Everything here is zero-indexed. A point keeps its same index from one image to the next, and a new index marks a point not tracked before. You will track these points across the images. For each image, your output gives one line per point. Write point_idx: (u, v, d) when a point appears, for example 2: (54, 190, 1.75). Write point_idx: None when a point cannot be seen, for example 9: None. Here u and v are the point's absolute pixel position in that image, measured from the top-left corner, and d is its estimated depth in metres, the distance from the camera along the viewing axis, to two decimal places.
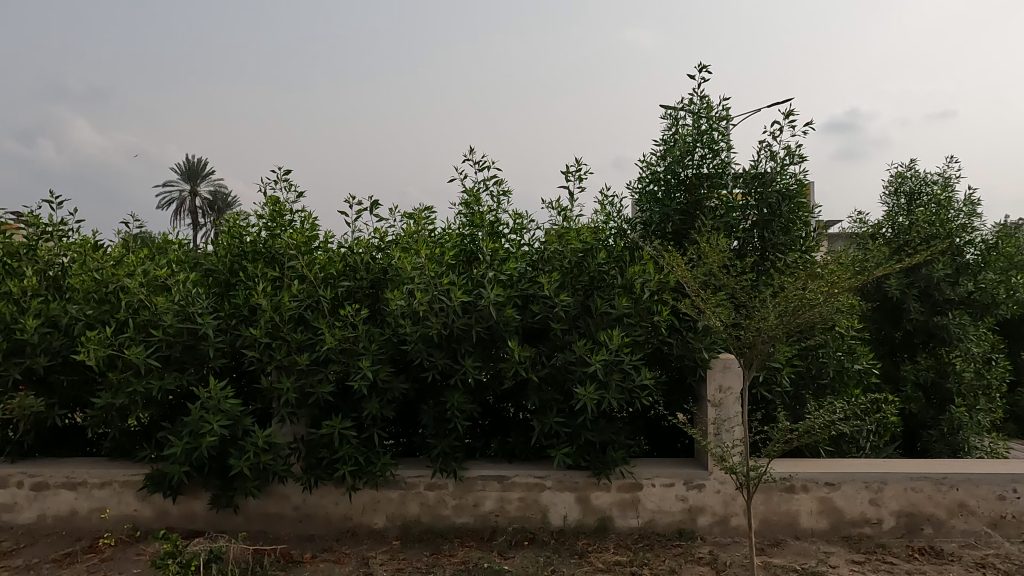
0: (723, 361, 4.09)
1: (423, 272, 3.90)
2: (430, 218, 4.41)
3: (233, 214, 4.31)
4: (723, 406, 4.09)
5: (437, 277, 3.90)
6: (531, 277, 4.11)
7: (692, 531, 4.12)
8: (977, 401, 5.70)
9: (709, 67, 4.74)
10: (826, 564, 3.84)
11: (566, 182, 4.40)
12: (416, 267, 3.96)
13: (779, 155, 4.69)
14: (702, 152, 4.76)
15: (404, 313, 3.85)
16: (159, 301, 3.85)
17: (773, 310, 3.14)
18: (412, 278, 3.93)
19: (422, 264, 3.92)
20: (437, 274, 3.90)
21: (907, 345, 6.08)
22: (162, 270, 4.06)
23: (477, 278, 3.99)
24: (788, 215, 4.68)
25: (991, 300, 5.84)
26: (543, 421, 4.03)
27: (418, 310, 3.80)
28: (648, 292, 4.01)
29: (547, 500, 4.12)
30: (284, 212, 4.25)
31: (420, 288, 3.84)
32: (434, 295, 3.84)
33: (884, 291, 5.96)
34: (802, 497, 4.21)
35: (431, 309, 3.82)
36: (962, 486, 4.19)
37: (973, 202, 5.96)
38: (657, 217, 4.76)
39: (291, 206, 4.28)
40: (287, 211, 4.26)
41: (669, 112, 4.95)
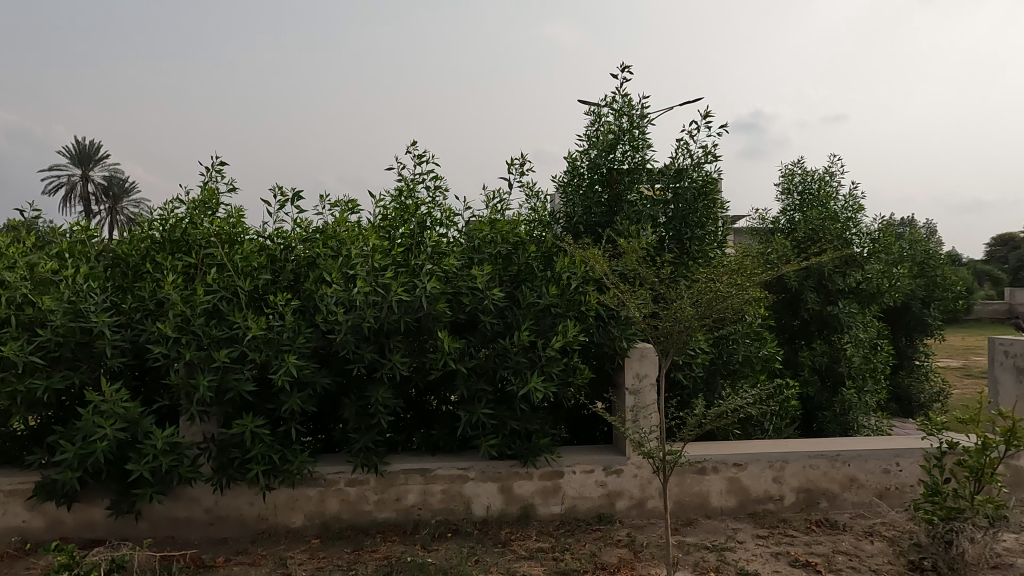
0: (640, 350, 4.26)
1: (363, 261, 3.90)
2: (357, 210, 4.34)
3: (162, 202, 4.05)
4: (640, 394, 4.26)
5: (349, 269, 3.90)
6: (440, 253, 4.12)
7: (611, 515, 4.27)
8: (866, 383, 6.17)
9: (630, 67, 4.97)
10: (734, 540, 4.10)
11: (508, 174, 4.55)
12: (357, 257, 3.93)
13: (697, 154, 4.90)
14: (623, 147, 4.90)
15: (338, 300, 3.79)
16: (45, 301, 3.59)
17: (688, 301, 3.31)
18: (347, 265, 3.92)
19: (366, 252, 3.91)
20: (377, 266, 3.90)
21: (805, 332, 6.49)
22: (49, 266, 3.78)
23: (420, 268, 3.98)
24: (704, 212, 4.88)
25: (877, 288, 6.31)
26: (471, 413, 4.01)
27: (353, 299, 3.75)
28: (573, 282, 4.09)
29: (469, 491, 4.14)
30: (214, 202, 4.08)
31: (362, 277, 3.82)
32: (372, 286, 3.82)
33: (784, 283, 6.37)
34: (712, 478, 4.43)
35: (368, 301, 3.78)
36: (853, 461, 4.53)
37: (855, 195, 6.43)
38: (579, 211, 4.89)
39: (222, 197, 4.12)
40: (217, 202, 4.08)
41: (592, 111, 5.11)
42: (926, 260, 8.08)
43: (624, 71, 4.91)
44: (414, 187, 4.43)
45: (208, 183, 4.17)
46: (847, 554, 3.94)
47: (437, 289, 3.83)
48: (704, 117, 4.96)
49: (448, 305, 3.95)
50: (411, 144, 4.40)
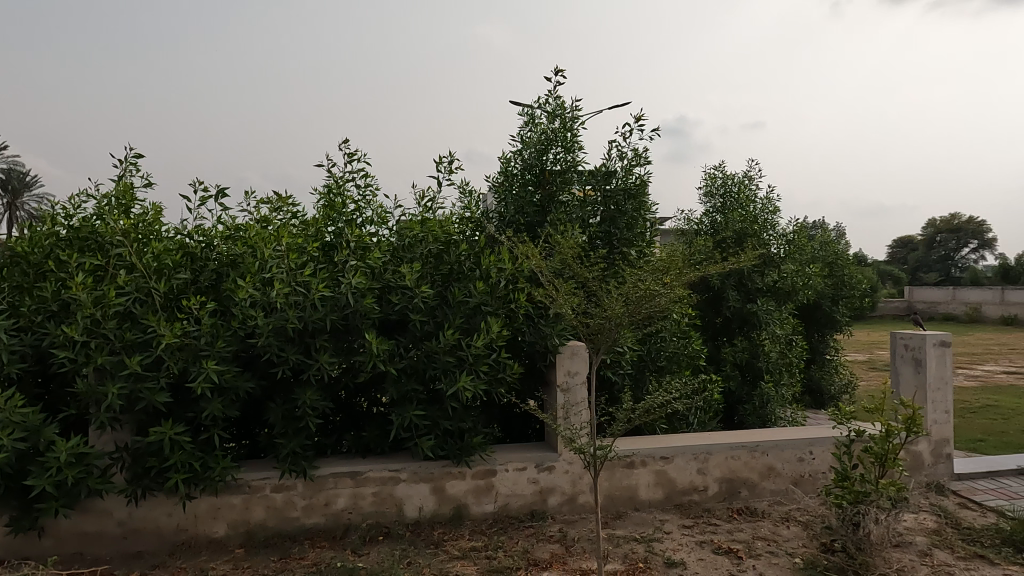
0: (571, 348, 4.32)
1: (278, 261, 3.77)
2: (293, 209, 4.24)
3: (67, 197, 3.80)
4: (571, 391, 4.33)
5: (265, 273, 3.74)
6: (365, 248, 4.08)
7: (543, 511, 4.32)
8: (782, 377, 6.47)
9: (563, 71, 5.08)
10: (661, 531, 4.24)
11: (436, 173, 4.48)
12: (272, 256, 3.82)
13: (627, 156, 5.03)
14: (555, 149, 4.97)
15: (256, 303, 3.64)
16: None
17: (618, 299, 3.38)
18: (262, 269, 3.76)
19: (281, 252, 3.81)
20: (296, 264, 3.79)
21: (726, 329, 6.79)
22: None
23: (343, 266, 3.92)
24: (632, 213, 5.01)
25: (792, 287, 6.67)
26: (402, 414, 3.96)
27: (273, 301, 3.62)
28: (502, 280, 4.10)
29: (401, 493, 4.09)
30: (130, 198, 3.89)
31: (279, 279, 3.69)
32: (292, 286, 3.71)
33: (707, 283, 6.67)
34: (641, 471, 4.56)
35: (289, 301, 3.66)
36: (771, 452, 4.77)
37: (772, 199, 6.78)
38: (511, 210, 4.93)
39: (137, 192, 3.93)
40: (133, 198, 3.89)
41: (525, 112, 5.16)
42: (835, 259, 8.58)
43: (558, 74, 5.02)
44: (343, 185, 4.35)
45: (121, 177, 3.94)
46: (766, 539, 4.16)
47: (362, 284, 3.77)
48: (635, 121, 5.07)
49: (375, 301, 3.90)
50: (342, 142, 4.33)
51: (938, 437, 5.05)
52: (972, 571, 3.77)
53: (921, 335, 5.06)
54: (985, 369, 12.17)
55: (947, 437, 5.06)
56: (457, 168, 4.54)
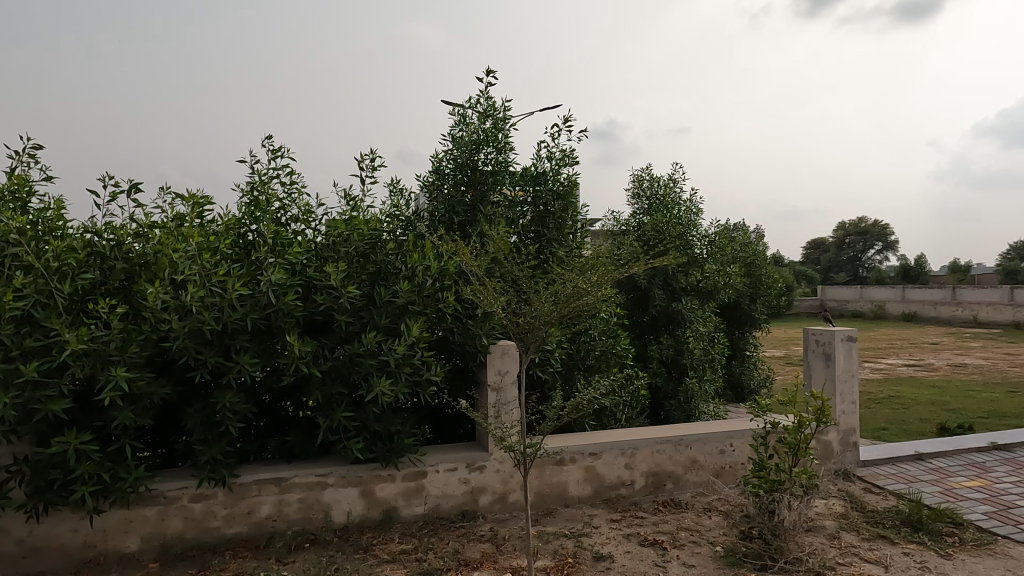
0: (502, 347, 4.34)
1: (189, 262, 3.59)
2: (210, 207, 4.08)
3: None
4: (502, 390, 4.35)
5: (175, 276, 3.56)
6: (285, 245, 3.96)
7: (474, 511, 4.32)
8: (705, 372, 6.70)
9: (495, 72, 5.11)
10: (590, 526, 4.32)
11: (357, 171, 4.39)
12: (183, 256, 3.64)
13: (555, 156, 5.09)
14: (486, 149, 4.98)
15: (168, 306, 3.44)
16: None
17: (548, 298, 3.42)
18: (174, 271, 3.57)
19: (193, 252, 3.63)
20: (209, 264, 3.63)
21: (652, 327, 6.98)
22: None
23: (260, 262, 3.81)
24: (560, 213, 5.08)
25: (714, 286, 6.95)
26: (329, 417, 3.86)
27: (188, 304, 3.43)
28: (429, 278, 4.07)
29: (328, 498, 3.99)
30: (28, 194, 3.63)
31: (193, 281, 3.51)
32: (207, 290, 3.53)
33: (634, 282, 6.84)
34: (570, 468, 4.62)
35: (204, 304, 3.49)
36: (694, 445, 4.94)
37: (695, 201, 7.04)
38: (441, 209, 4.92)
39: (35, 187, 3.65)
40: (31, 194, 3.62)
41: (456, 111, 5.15)
42: (753, 260, 8.99)
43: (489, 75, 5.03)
44: (267, 182, 4.22)
45: (16, 169, 3.64)
46: (689, 530, 4.32)
47: (282, 279, 3.66)
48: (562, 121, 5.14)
49: (298, 299, 3.79)
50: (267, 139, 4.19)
51: (846, 427, 5.38)
52: (876, 551, 4.04)
53: (831, 331, 5.37)
54: (888, 362, 13.05)
55: (853, 426, 5.40)
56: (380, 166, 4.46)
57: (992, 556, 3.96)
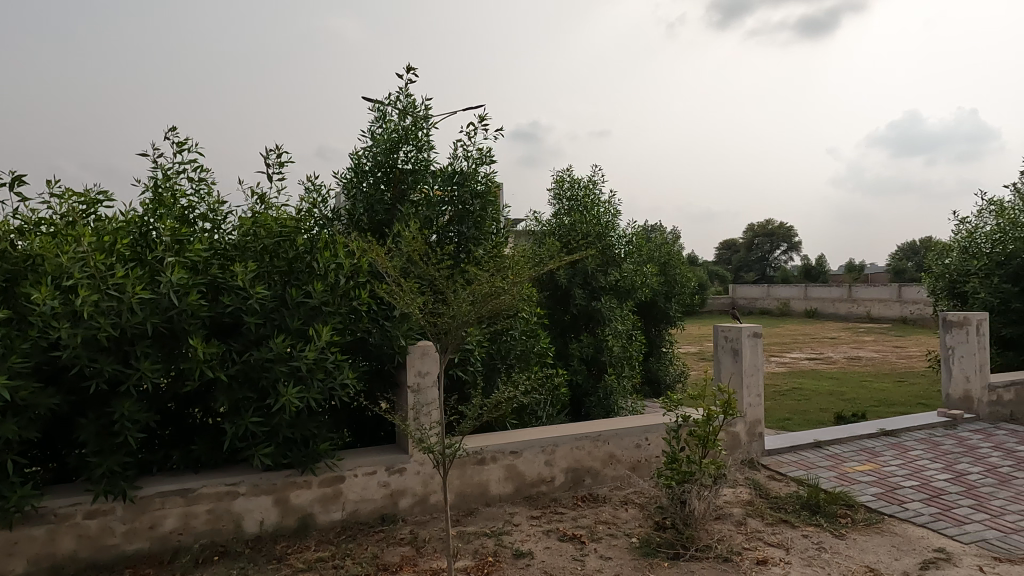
0: (422, 348, 4.31)
1: (81, 264, 3.35)
2: (106, 202, 3.84)
3: None
4: (422, 391, 4.31)
5: (64, 280, 3.32)
6: (187, 241, 3.76)
7: (394, 514, 4.26)
8: (624, 369, 6.88)
9: (415, 69, 5.06)
10: (510, 524, 4.35)
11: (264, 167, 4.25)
12: (75, 256, 3.39)
13: (472, 155, 5.09)
14: (406, 148, 4.92)
15: (58, 314, 3.21)
16: None
17: (465, 298, 3.42)
18: (62, 275, 3.33)
19: (84, 253, 3.38)
20: (104, 265, 3.40)
21: (573, 326, 7.11)
22: None
23: (159, 261, 3.63)
24: (479, 213, 5.07)
25: (631, 285, 7.17)
26: (240, 424, 3.70)
27: (79, 310, 3.21)
28: (342, 277, 4.00)
29: (239, 508, 3.82)
30: None
31: (84, 285, 3.28)
32: (101, 291, 3.32)
33: (555, 281, 6.95)
34: (491, 467, 4.64)
35: (98, 309, 3.27)
36: (611, 440, 5.08)
37: (613, 203, 7.22)
38: (360, 208, 4.84)
39: None
40: None
41: (376, 107, 5.06)
42: (668, 260, 9.34)
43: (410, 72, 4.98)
44: (173, 178, 4.03)
45: None
46: (606, 523, 4.43)
47: (183, 279, 3.50)
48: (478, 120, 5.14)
49: (202, 299, 3.62)
50: (172, 130, 4.00)
51: (752, 418, 5.67)
52: (778, 535, 4.28)
53: (738, 328, 5.64)
54: (793, 357, 13.87)
55: (758, 417, 5.70)
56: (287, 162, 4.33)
57: (879, 534, 4.28)
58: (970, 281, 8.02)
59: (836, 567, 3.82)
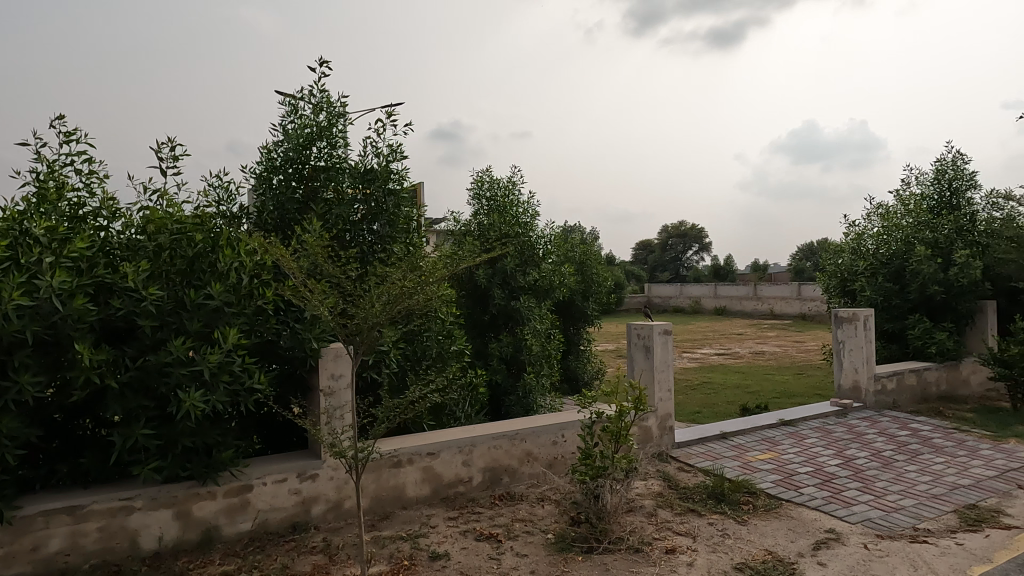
0: (335, 350, 4.21)
1: None
2: None
3: None
4: (335, 395, 4.22)
5: None
6: (69, 240, 3.48)
7: (306, 523, 4.13)
8: (543, 368, 6.96)
9: (328, 63, 4.92)
10: (427, 526, 4.31)
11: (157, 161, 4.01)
12: None
13: (383, 152, 5.00)
14: (320, 144, 4.79)
15: None
16: None
17: (377, 298, 3.36)
18: None
19: None
20: None
21: (493, 326, 7.13)
22: None
23: (38, 263, 3.26)
24: (393, 210, 4.96)
25: (549, 285, 7.25)
26: (135, 434, 3.47)
27: None
28: (245, 277, 3.84)
29: (135, 524, 3.59)
30: None
31: None
32: None
33: (474, 281, 6.95)
34: (408, 470, 4.58)
35: None
36: (528, 438, 5.12)
37: (532, 204, 7.30)
38: (269, 206, 4.67)
39: None
40: None
41: (287, 101, 4.89)
42: (584, 260, 9.51)
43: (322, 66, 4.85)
44: (59, 170, 3.76)
45: None
46: (523, 520, 4.47)
47: (68, 284, 3.21)
48: (386, 116, 5.04)
49: (90, 302, 3.36)
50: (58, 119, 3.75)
51: (663, 413, 5.88)
52: (685, 524, 4.46)
53: (649, 325, 5.84)
54: (703, 352, 14.50)
55: (668, 411, 5.91)
56: (183, 156, 4.10)
57: (778, 518, 4.55)
58: (858, 280, 8.66)
59: (738, 551, 4.02)
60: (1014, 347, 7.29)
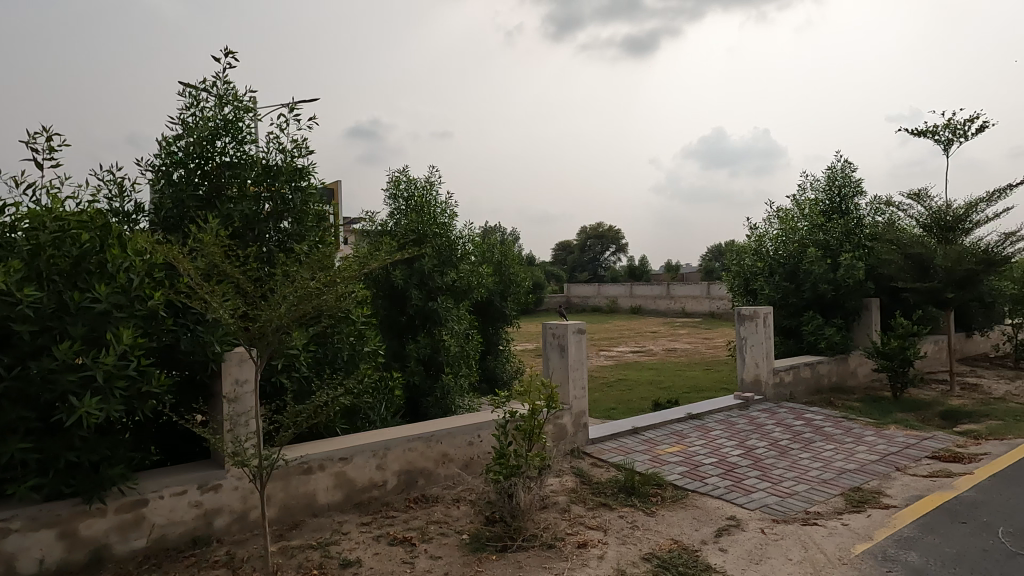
0: (240, 354, 4.05)
1: None
2: None
3: None
4: (239, 400, 4.06)
5: None
6: None
7: (208, 536, 3.93)
8: (461, 369, 6.94)
9: (235, 54, 4.70)
10: (338, 533, 4.21)
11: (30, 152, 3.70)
12: None
13: (287, 148, 4.83)
14: (225, 139, 4.57)
15: None
16: None
17: (280, 300, 3.25)
18: None
19: None
20: None
21: (411, 327, 7.03)
22: None
23: None
24: (301, 208, 4.81)
25: (468, 285, 7.23)
26: (10, 450, 3.18)
27: None
28: (134, 278, 3.61)
29: (11, 547, 3.29)
30: None
31: None
32: None
33: (391, 282, 6.84)
34: (318, 476, 4.44)
35: None
36: (444, 440, 5.10)
37: (450, 205, 7.27)
38: (168, 203, 4.41)
39: None
40: None
41: (189, 92, 4.63)
42: (502, 260, 9.56)
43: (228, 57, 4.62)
44: None
45: None
46: (438, 522, 4.44)
47: None
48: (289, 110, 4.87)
49: None
50: None
51: (577, 410, 6.00)
52: (597, 518, 4.56)
53: (564, 325, 5.94)
54: (619, 351, 14.90)
55: (582, 408, 6.04)
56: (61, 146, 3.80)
57: (684, 508, 4.74)
58: (758, 280, 9.21)
59: (646, 542, 4.16)
60: (893, 340, 7.94)
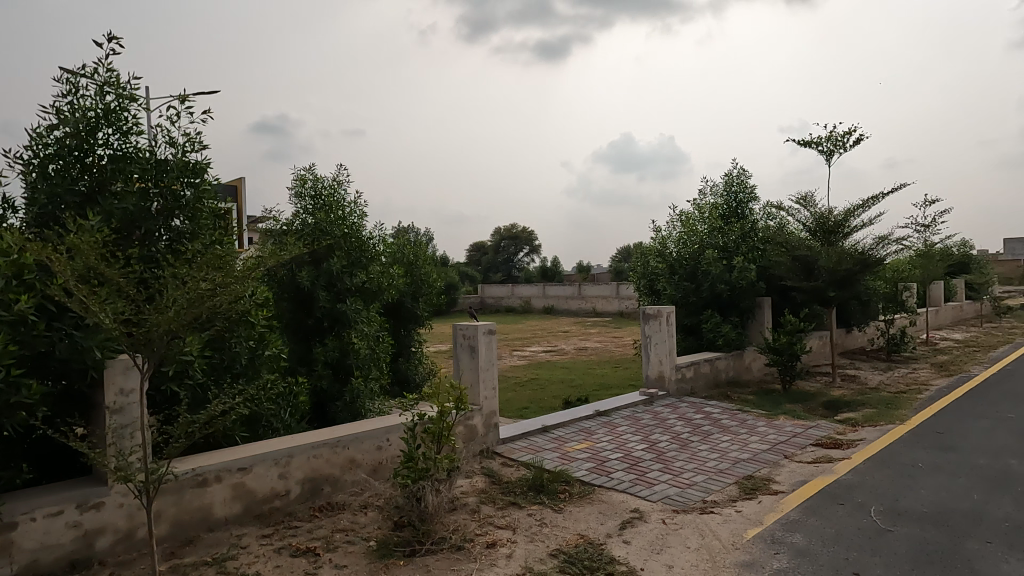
0: (125, 362, 3.77)
1: None
2: None
3: None
4: (123, 411, 3.78)
5: None
6: None
7: (88, 559, 3.64)
8: (372, 372, 6.79)
9: (119, 38, 4.35)
10: (237, 547, 4.02)
11: None
12: None
13: (179, 142, 4.56)
14: (106, 131, 4.26)
15: None
16: None
17: (169, 301, 3.06)
18: None
19: None
20: None
21: (318, 330, 6.80)
22: None
23: None
24: (195, 205, 4.55)
25: (378, 286, 7.07)
26: None
27: None
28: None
29: None
30: None
31: None
32: None
33: (296, 283, 6.59)
34: (215, 488, 4.20)
35: None
36: (351, 445, 4.97)
37: (359, 205, 7.10)
38: (42, 198, 4.03)
39: None
40: None
41: (66, 79, 4.26)
42: (414, 261, 9.43)
43: (110, 42, 4.25)
44: None
45: None
46: (344, 530, 4.33)
47: None
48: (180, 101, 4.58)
49: None
50: None
51: (488, 410, 6.02)
52: (506, 517, 4.59)
53: (475, 326, 5.96)
54: (532, 350, 15.09)
55: (493, 409, 6.06)
56: None
57: (591, 503, 4.85)
58: (663, 281, 9.58)
59: (554, 538, 4.23)
60: (783, 336, 8.49)
